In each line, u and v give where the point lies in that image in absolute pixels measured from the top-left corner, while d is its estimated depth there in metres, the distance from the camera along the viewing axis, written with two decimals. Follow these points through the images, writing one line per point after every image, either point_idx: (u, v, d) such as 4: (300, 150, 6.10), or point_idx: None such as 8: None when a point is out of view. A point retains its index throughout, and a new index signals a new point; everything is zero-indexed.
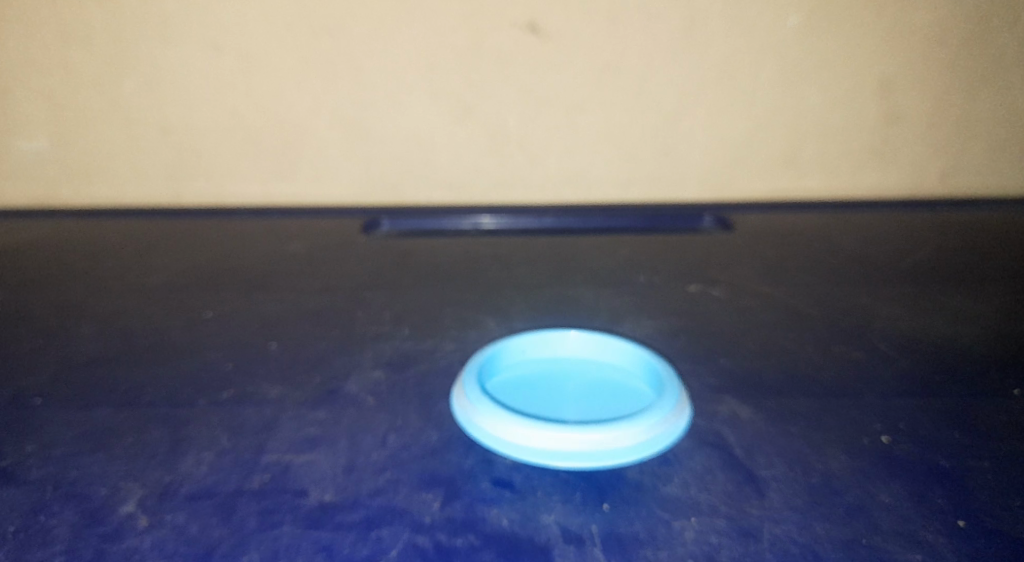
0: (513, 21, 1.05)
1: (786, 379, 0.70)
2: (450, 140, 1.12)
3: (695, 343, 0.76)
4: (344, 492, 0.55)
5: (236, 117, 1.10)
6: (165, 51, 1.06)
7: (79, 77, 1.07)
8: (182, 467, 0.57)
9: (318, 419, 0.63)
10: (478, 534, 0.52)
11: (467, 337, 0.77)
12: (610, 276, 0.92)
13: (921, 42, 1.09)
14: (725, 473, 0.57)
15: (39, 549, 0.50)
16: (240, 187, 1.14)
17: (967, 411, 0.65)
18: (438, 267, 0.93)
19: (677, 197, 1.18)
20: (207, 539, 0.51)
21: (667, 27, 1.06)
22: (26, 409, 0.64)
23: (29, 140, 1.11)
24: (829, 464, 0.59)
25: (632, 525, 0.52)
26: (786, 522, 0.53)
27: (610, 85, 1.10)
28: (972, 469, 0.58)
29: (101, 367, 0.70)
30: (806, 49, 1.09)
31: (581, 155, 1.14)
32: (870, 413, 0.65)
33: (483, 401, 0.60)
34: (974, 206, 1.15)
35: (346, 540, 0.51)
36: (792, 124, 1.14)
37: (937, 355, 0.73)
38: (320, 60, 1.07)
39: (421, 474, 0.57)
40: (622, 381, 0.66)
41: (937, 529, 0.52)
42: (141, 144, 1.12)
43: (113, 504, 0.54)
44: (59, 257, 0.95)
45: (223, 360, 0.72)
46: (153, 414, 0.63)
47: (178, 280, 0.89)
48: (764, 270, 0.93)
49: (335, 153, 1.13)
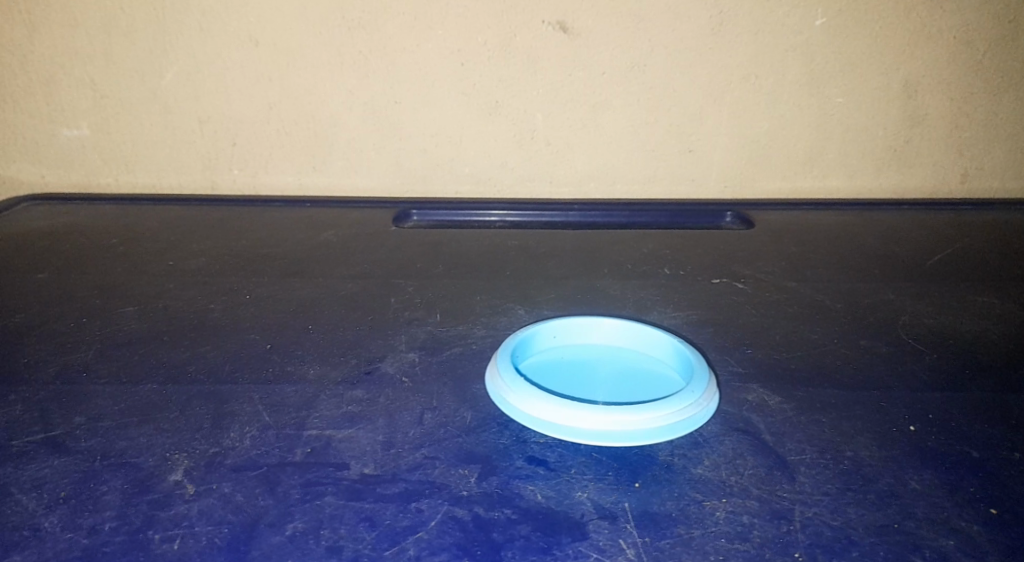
0: (542, 19, 1.07)
1: (812, 370, 0.71)
2: (479, 134, 1.14)
3: (721, 333, 0.78)
4: (383, 466, 0.57)
5: (271, 109, 1.12)
6: (204, 43, 1.08)
7: (118, 67, 1.10)
8: (226, 440, 0.59)
9: (356, 398, 0.65)
10: (515, 509, 0.53)
11: (498, 323, 0.78)
12: (636, 268, 0.93)
13: (948, 43, 1.10)
14: (755, 458, 0.58)
15: (92, 513, 0.52)
16: (273, 177, 1.17)
17: (996, 405, 0.66)
18: (467, 257, 0.95)
19: (701, 194, 1.19)
20: (252, 508, 0.53)
21: (694, 26, 1.08)
22: (74, 383, 0.66)
23: (69, 127, 1.14)
24: (858, 452, 0.60)
25: (664, 504, 0.54)
26: (817, 505, 0.54)
27: (637, 83, 1.11)
28: (1001, 461, 0.59)
29: (143, 347, 0.73)
30: (832, 49, 1.10)
31: (606, 152, 1.16)
32: (897, 404, 0.66)
33: (518, 382, 0.61)
34: (1008, 205, 1.13)
35: (386, 512, 0.53)
36: (817, 124, 1.15)
37: (963, 351, 0.74)
38: (353, 54, 1.09)
39: (457, 451, 0.59)
40: (651, 367, 0.69)
41: (969, 517, 0.53)
42: (176, 134, 1.14)
43: (161, 474, 0.56)
44: (97, 241, 0.98)
45: (261, 341, 0.74)
46: (196, 391, 0.66)
47: (215, 265, 0.91)
48: (788, 266, 0.94)
49: (365, 146, 1.15)
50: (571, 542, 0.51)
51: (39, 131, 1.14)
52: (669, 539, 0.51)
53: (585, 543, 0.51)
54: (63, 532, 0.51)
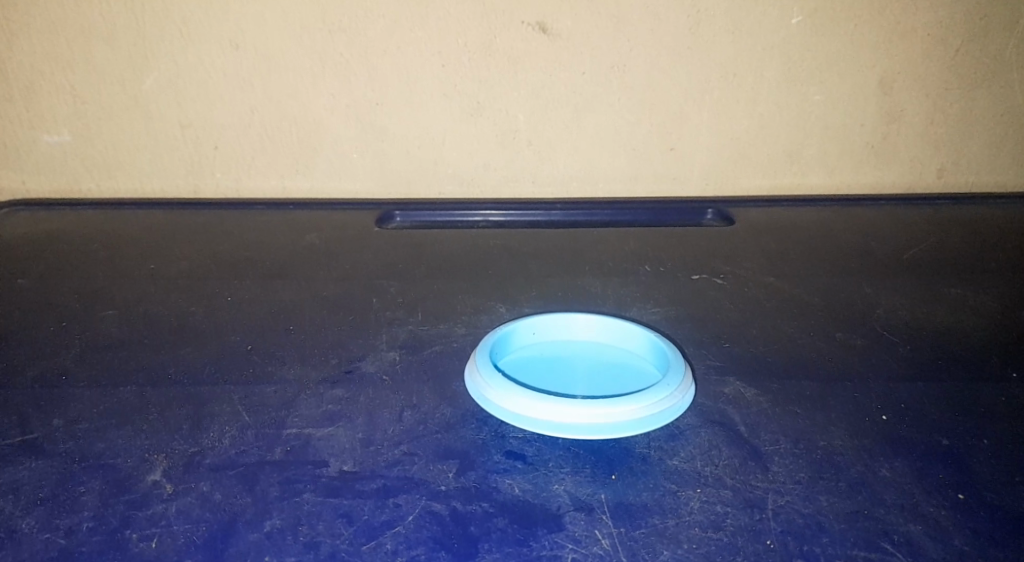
0: (523, 21, 1.07)
1: (788, 362, 0.72)
2: (462, 136, 1.15)
3: (700, 328, 0.78)
4: (362, 463, 0.57)
5: (253, 113, 1.13)
6: (184, 48, 1.08)
7: (100, 73, 1.10)
8: (205, 440, 0.60)
9: (336, 397, 0.66)
10: (492, 502, 0.54)
11: (479, 322, 0.79)
12: (617, 266, 0.94)
13: (922, 40, 1.12)
14: (730, 449, 0.59)
15: (69, 514, 0.52)
16: (257, 181, 1.17)
17: (968, 393, 0.67)
18: (449, 258, 0.96)
19: (683, 193, 1.20)
20: (230, 506, 0.53)
21: (674, 26, 1.09)
22: (54, 387, 0.67)
23: (50, 134, 1.14)
24: (832, 441, 0.60)
25: (640, 495, 0.54)
26: (791, 494, 0.55)
27: (618, 83, 1.12)
28: (970, 448, 0.60)
29: (123, 351, 0.73)
30: (809, 47, 1.11)
31: (588, 152, 1.17)
32: (870, 394, 0.67)
33: (495, 377, 0.62)
34: (985, 199, 1.15)
35: (364, 508, 0.53)
36: (795, 121, 1.16)
37: (937, 342, 0.75)
38: (335, 58, 1.09)
39: (436, 448, 0.59)
40: (631, 362, 0.69)
41: (938, 502, 0.54)
42: (159, 138, 1.14)
43: (139, 474, 0.56)
44: (78, 246, 0.98)
45: (243, 342, 0.74)
46: (176, 392, 0.66)
47: (197, 268, 0.91)
48: (768, 261, 0.95)
49: (348, 148, 1.15)
50: (546, 534, 0.51)
51: (20, 138, 1.14)
52: (643, 529, 0.52)
53: (560, 534, 0.51)
54: (40, 533, 0.51)
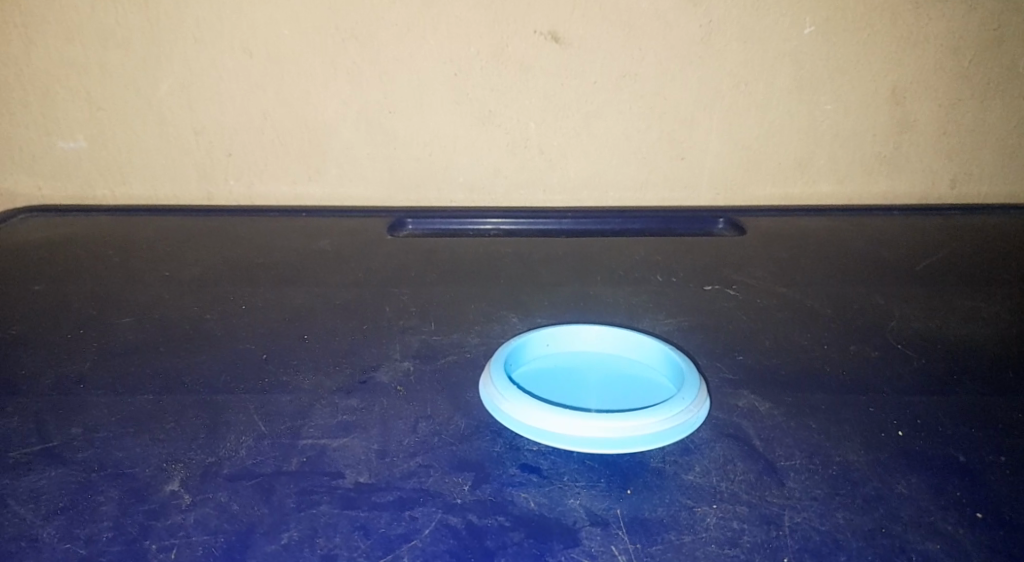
0: (536, 28, 1.08)
1: (802, 375, 0.72)
2: (473, 143, 1.15)
3: (713, 339, 0.78)
4: (378, 474, 0.58)
5: (264, 119, 1.13)
6: (198, 54, 1.09)
7: (114, 79, 1.11)
8: (222, 450, 0.60)
9: (351, 407, 0.66)
10: (507, 516, 0.54)
11: (491, 331, 0.79)
12: (629, 275, 0.94)
13: (935, 49, 1.11)
14: (745, 463, 0.59)
15: (88, 524, 0.53)
16: (268, 186, 1.18)
17: (983, 409, 0.67)
18: (461, 266, 0.96)
19: (693, 200, 1.20)
20: (248, 517, 0.53)
21: (685, 34, 1.09)
22: (70, 394, 0.67)
23: (65, 139, 1.14)
24: (847, 456, 0.60)
25: (655, 510, 0.54)
26: (807, 510, 0.55)
27: (629, 90, 1.12)
28: (986, 464, 0.60)
29: (139, 358, 0.73)
30: (821, 55, 1.11)
31: (598, 160, 1.17)
32: (885, 408, 0.67)
33: (509, 389, 0.62)
34: (998, 209, 1.14)
35: (380, 519, 0.53)
36: (806, 129, 1.16)
37: (951, 356, 0.75)
38: (346, 64, 1.10)
39: (451, 460, 0.59)
40: (643, 374, 0.69)
41: (955, 520, 0.54)
42: (172, 143, 1.15)
43: (157, 484, 0.56)
44: (92, 251, 0.98)
45: (257, 350, 0.75)
46: (192, 401, 0.66)
47: (210, 274, 0.92)
48: (780, 271, 0.95)
49: (359, 154, 1.16)
50: (562, 549, 0.51)
51: (36, 143, 1.14)
52: (660, 545, 0.52)
53: (577, 549, 0.51)
54: (61, 542, 0.51)
